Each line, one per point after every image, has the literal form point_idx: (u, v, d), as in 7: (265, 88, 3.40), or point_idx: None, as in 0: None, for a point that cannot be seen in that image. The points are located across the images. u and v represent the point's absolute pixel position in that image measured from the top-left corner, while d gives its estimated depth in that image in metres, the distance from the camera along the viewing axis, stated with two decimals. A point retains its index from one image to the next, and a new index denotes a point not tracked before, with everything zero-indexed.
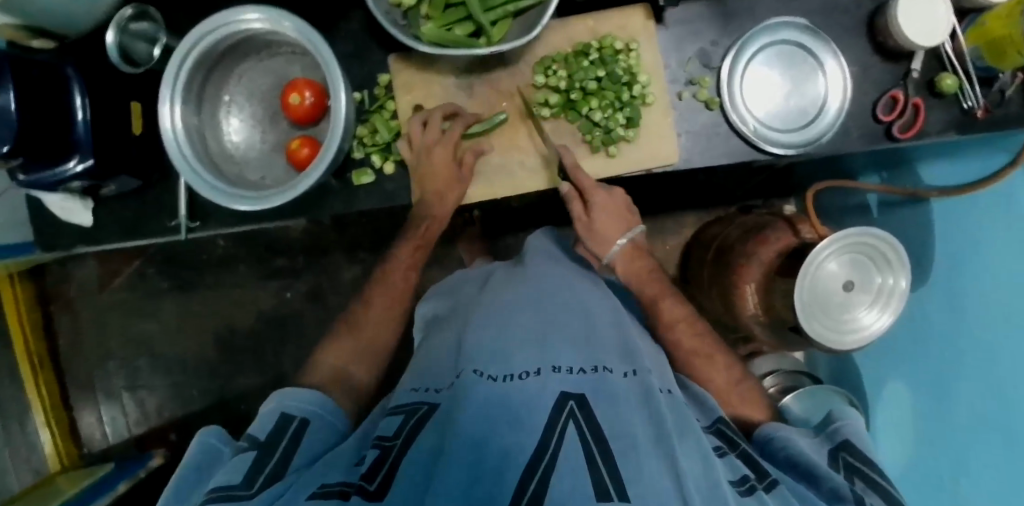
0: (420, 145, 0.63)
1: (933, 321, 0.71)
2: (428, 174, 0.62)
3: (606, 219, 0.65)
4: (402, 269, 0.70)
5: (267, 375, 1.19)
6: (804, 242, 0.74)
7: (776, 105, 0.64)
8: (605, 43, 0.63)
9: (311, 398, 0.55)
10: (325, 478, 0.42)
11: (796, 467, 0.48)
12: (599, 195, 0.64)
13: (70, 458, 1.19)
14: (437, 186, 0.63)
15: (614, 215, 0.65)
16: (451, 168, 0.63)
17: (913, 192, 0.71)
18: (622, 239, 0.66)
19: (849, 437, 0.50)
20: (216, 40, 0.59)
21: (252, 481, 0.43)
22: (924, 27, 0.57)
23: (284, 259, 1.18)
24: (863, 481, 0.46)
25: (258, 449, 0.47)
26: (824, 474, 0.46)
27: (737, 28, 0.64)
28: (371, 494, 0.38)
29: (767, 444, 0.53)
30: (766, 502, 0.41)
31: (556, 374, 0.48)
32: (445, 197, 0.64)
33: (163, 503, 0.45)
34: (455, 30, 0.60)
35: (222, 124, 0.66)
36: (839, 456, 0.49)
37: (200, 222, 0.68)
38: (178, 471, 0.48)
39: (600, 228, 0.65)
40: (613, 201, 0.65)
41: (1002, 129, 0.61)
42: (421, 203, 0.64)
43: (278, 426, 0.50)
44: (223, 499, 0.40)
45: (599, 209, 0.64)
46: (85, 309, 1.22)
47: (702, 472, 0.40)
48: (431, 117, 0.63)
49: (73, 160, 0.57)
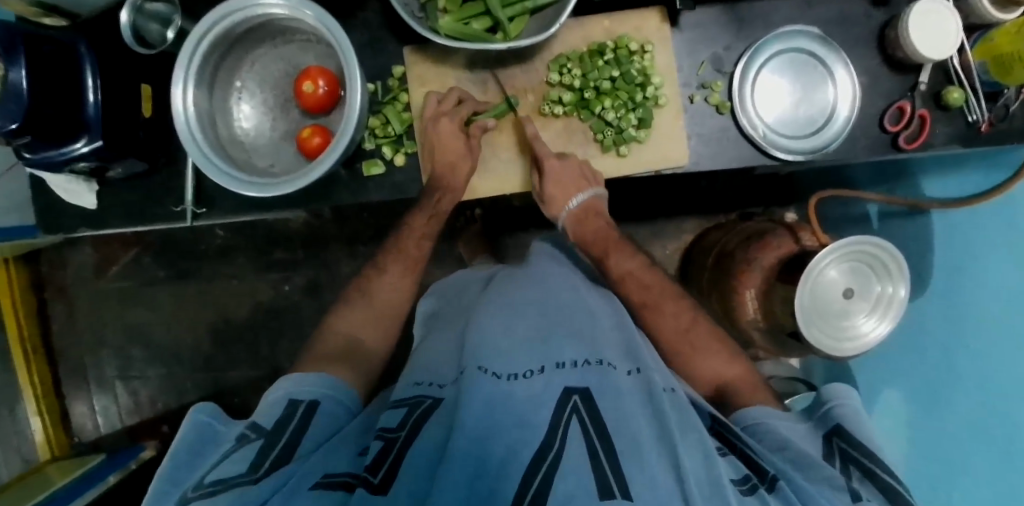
0: (428, 117, 0.64)
1: (932, 330, 0.72)
2: (438, 149, 0.63)
3: (556, 186, 0.64)
4: (415, 240, 0.71)
5: (262, 368, 1.18)
6: (805, 250, 0.75)
7: (786, 112, 0.65)
8: (621, 44, 0.63)
9: (318, 380, 0.55)
10: (329, 468, 0.42)
11: (786, 454, 0.49)
12: (553, 164, 0.63)
13: (60, 447, 1.18)
14: (448, 158, 0.63)
15: (564, 180, 0.64)
16: (460, 137, 0.63)
17: (914, 203, 0.72)
18: (573, 202, 0.65)
19: (842, 422, 0.52)
20: (233, 24, 0.59)
21: (258, 466, 0.42)
22: (934, 40, 0.57)
23: (284, 251, 1.17)
24: (858, 470, 0.47)
25: (263, 437, 0.47)
26: (815, 464, 0.46)
27: (750, 34, 0.65)
28: (375, 488, 0.38)
29: (751, 429, 0.53)
30: (767, 500, 0.41)
31: (561, 372, 0.48)
32: (457, 168, 0.64)
33: (158, 482, 0.43)
34: (472, 24, 0.61)
35: (233, 110, 0.66)
36: (833, 443, 0.51)
37: (206, 209, 0.68)
38: (171, 449, 0.47)
39: (550, 194, 0.65)
40: (567, 169, 0.63)
41: (1004, 143, 0.62)
42: (433, 178, 0.64)
43: (287, 411, 0.51)
44: (229, 485, 0.40)
45: (548, 176, 0.63)
46: (80, 296, 1.21)
47: (705, 471, 0.40)
48: (447, 96, 0.64)
49: (81, 142, 0.57)
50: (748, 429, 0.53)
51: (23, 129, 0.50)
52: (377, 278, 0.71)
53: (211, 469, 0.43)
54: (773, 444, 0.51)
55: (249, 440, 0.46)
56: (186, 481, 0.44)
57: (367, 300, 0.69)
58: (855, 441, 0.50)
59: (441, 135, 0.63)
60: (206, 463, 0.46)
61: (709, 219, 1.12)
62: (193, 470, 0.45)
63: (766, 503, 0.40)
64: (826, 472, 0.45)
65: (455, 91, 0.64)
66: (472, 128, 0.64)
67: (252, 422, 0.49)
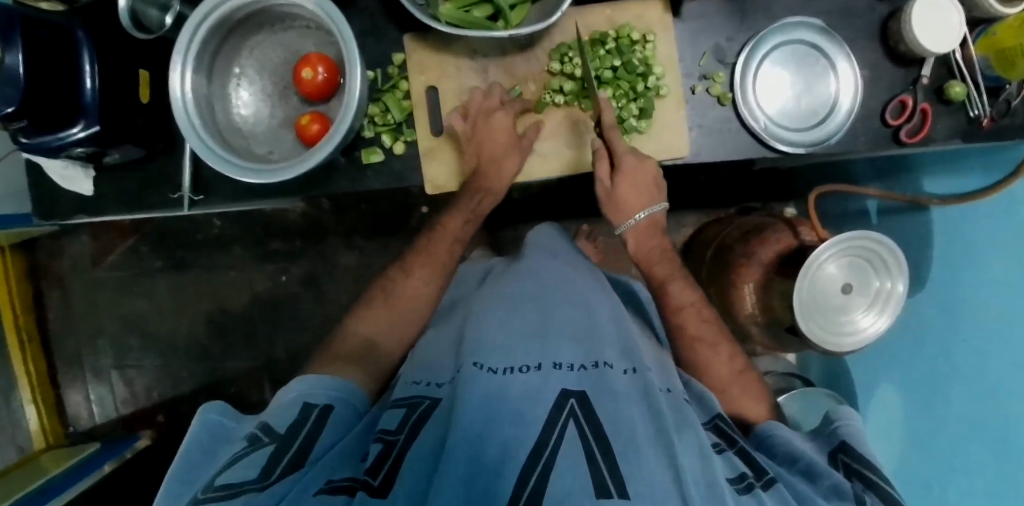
0: (478, 115, 0.64)
1: (928, 327, 0.72)
2: (487, 140, 0.63)
3: (629, 186, 0.62)
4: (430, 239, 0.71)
5: (257, 359, 1.18)
6: (804, 244, 0.74)
7: (787, 105, 0.65)
8: (622, 33, 0.63)
9: (333, 383, 0.55)
10: (332, 472, 0.42)
11: (796, 464, 0.49)
12: (628, 161, 0.61)
13: (55, 436, 1.18)
14: (496, 153, 0.64)
15: (639, 185, 0.62)
16: (511, 133, 0.64)
17: (913, 199, 0.72)
18: (640, 215, 0.65)
19: (848, 439, 0.52)
20: (233, 8, 0.59)
21: (269, 473, 0.42)
22: (937, 33, 0.57)
23: (281, 241, 1.17)
24: (863, 482, 0.47)
25: (276, 441, 0.46)
26: (823, 471, 0.47)
27: (753, 25, 0.64)
28: (376, 491, 0.38)
29: (764, 440, 0.54)
30: (763, 500, 0.41)
31: (558, 371, 0.48)
32: (502, 167, 0.65)
33: (168, 483, 0.43)
34: (474, 12, 0.61)
35: (232, 96, 0.65)
36: (838, 459, 0.50)
37: (203, 197, 0.68)
38: (182, 447, 0.47)
39: (621, 197, 0.63)
40: (643, 169, 0.61)
41: (1005, 139, 0.62)
42: (478, 174, 0.66)
43: (302, 414, 0.51)
44: (241, 492, 0.39)
45: (623, 176, 0.62)
46: (75, 286, 1.20)
47: (700, 472, 0.40)
48: (490, 92, 0.65)
49: (77, 127, 0.56)
50: (762, 443, 0.54)
51: (19, 113, 0.50)
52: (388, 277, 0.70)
53: (222, 470, 0.43)
54: (783, 455, 0.51)
55: (261, 444, 0.45)
56: (195, 479, 0.44)
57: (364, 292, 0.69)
58: (858, 455, 0.50)
59: (493, 130, 0.63)
60: (217, 462, 0.46)
61: (709, 213, 1.11)
62: (204, 470, 0.45)
63: (762, 502, 0.40)
64: (831, 480, 0.46)
65: (496, 85, 0.65)
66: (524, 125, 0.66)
67: (263, 423, 0.49)
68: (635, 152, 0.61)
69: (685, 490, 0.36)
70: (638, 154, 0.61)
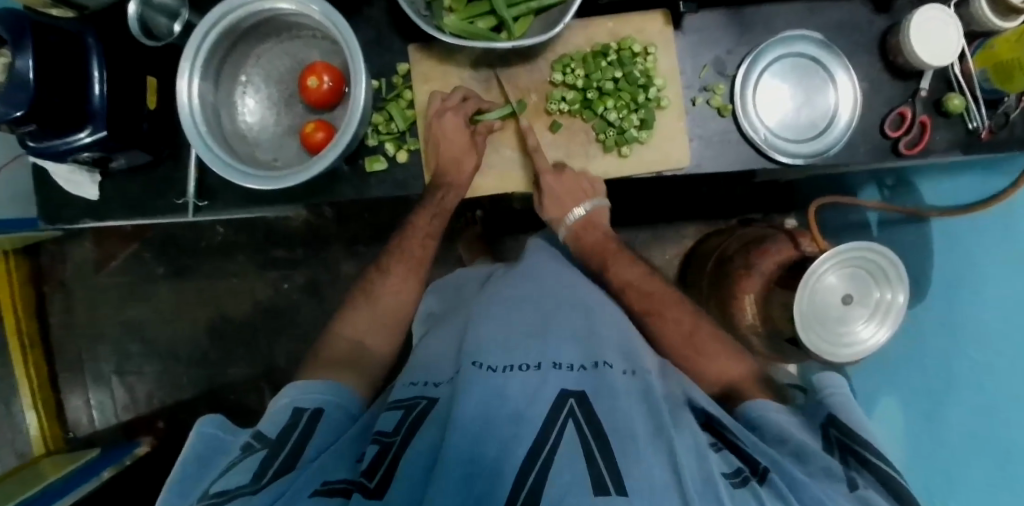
0: (435, 125, 0.64)
1: (927, 338, 0.72)
2: (451, 148, 0.64)
3: (552, 200, 0.66)
4: (419, 240, 0.71)
5: (258, 366, 1.18)
6: (805, 256, 0.75)
7: (788, 117, 0.66)
8: (624, 45, 0.64)
9: (324, 387, 0.55)
10: (327, 475, 0.42)
11: (784, 444, 0.48)
12: (547, 180, 0.64)
13: (54, 441, 1.18)
14: (453, 155, 0.64)
15: (562, 196, 0.66)
16: (464, 135, 0.64)
17: (913, 210, 0.73)
18: (575, 214, 0.67)
19: (837, 414, 0.52)
20: (240, 18, 0.60)
21: (261, 476, 0.42)
22: (934, 47, 0.58)
23: (284, 249, 1.17)
24: (858, 461, 0.47)
25: (268, 446, 0.46)
26: (813, 452, 0.46)
27: (753, 38, 0.65)
28: (371, 492, 0.38)
29: (750, 422, 0.52)
30: (760, 495, 0.41)
31: (557, 370, 0.48)
32: (462, 164, 0.64)
33: (166, 493, 0.44)
34: (477, 23, 0.62)
35: (238, 103, 0.66)
36: (830, 435, 0.50)
37: (208, 202, 0.68)
38: (181, 460, 0.47)
39: (550, 210, 0.68)
40: (562, 184, 0.65)
41: (1004, 151, 0.63)
42: (439, 175, 0.65)
43: (293, 418, 0.51)
44: (231, 498, 0.40)
45: (545, 193, 0.66)
46: (78, 291, 1.21)
47: (697, 468, 0.40)
48: (453, 94, 0.65)
49: (85, 131, 0.57)
50: (747, 424, 0.52)
51: (29, 117, 0.51)
52: (382, 288, 0.70)
53: (217, 479, 0.43)
54: (770, 437, 0.50)
55: (255, 450, 0.46)
56: (193, 491, 0.44)
57: (372, 311, 0.69)
58: (851, 432, 0.50)
59: (446, 130, 0.63)
60: (211, 473, 0.46)
61: (709, 225, 1.12)
62: (200, 479, 0.45)
63: (759, 497, 0.40)
64: (823, 461, 0.45)
65: (473, 97, 0.66)
66: (479, 126, 0.66)
67: (256, 430, 0.49)
68: (556, 170, 0.65)
69: (684, 489, 0.36)
70: (557, 171, 0.65)
